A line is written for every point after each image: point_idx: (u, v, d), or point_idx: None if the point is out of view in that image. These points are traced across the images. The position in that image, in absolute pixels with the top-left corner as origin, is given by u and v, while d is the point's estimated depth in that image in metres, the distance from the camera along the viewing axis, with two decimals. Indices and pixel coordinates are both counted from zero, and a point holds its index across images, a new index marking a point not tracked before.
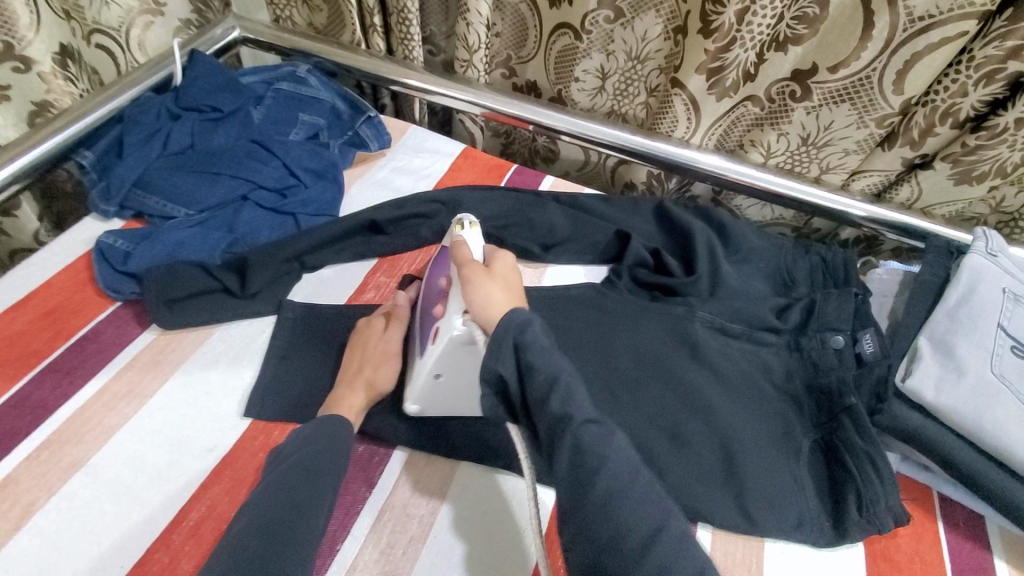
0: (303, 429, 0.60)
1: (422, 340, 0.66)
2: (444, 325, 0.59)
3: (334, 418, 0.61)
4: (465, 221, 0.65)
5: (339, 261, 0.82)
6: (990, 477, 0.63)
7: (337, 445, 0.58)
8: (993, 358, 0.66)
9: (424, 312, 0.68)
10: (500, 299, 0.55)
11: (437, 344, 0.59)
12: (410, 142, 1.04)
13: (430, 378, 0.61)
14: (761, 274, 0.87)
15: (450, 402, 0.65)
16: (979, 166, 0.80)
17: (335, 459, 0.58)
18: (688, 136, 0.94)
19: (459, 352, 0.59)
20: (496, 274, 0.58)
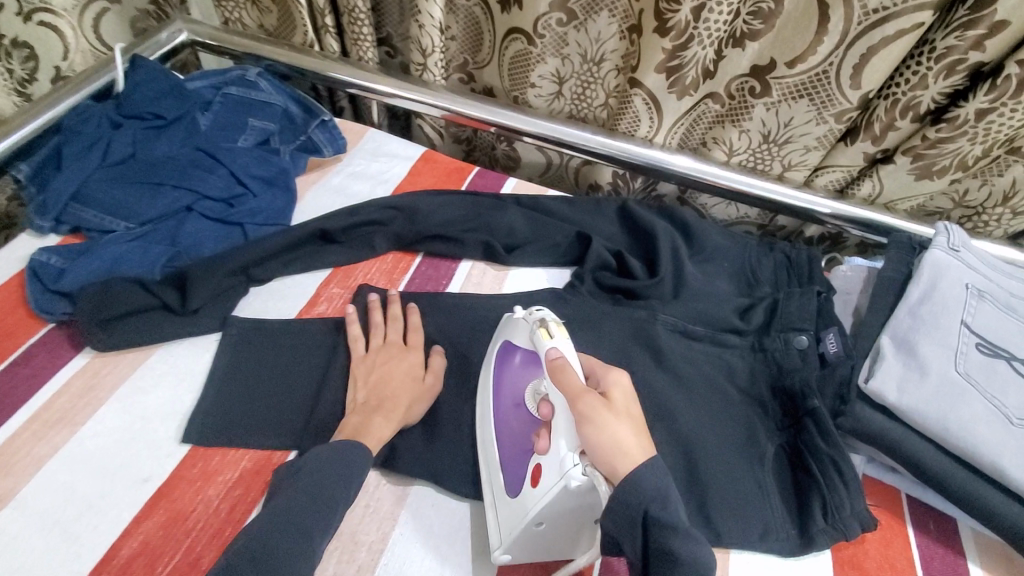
0: (320, 455, 0.56)
1: (512, 476, 0.58)
2: (552, 469, 0.52)
3: (355, 445, 0.57)
4: (546, 321, 0.61)
5: (288, 274, 0.78)
6: (957, 480, 0.61)
7: (351, 472, 0.55)
8: (956, 355, 0.65)
9: (506, 432, 0.62)
10: (630, 443, 0.49)
11: (543, 491, 0.52)
12: (367, 146, 1.00)
13: (531, 527, 0.53)
14: (726, 274, 0.85)
15: (548, 547, 0.57)
16: (939, 160, 0.79)
17: (343, 491, 0.54)
18: (651, 134, 0.92)
19: (571, 500, 0.52)
20: (615, 407, 0.53)
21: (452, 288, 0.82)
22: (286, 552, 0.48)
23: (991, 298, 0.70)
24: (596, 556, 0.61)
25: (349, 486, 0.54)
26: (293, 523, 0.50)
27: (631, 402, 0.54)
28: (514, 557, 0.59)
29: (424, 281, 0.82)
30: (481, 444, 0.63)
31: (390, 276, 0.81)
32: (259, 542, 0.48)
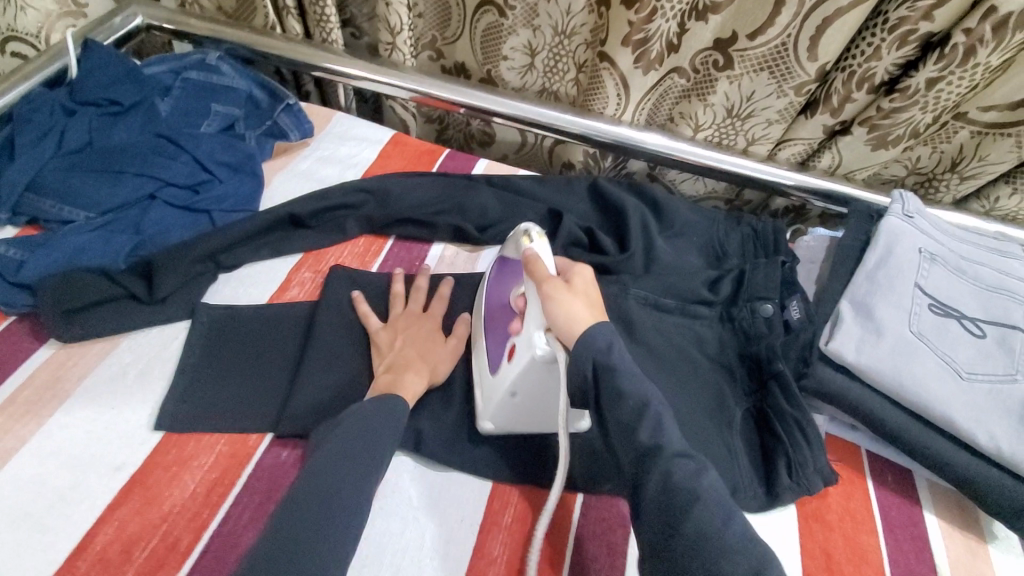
0: (363, 406, 0.58)
1: (495, 357, 0.65)
2: (523, 345, 0.59)
3: (393, 399, 0.59)
4: (531, 229, 0.65)
5: (257, 259, 0.78)
6: (911, 433, 0.64)
7: (391, 425, 0.57)
8: (911, 316, 0.68)
9: (495, 320, 0.69)
10: (586, 317, 0.56)
11: (517, 362, 0.59)
12: (335, 130, 0.99)
13: (507, 397, 0.60)
14: (695, 247, 0.88)
15: (521, 416, 0.63)
16: (894, 130, 0.82)
17: (389, 441, 0.56)
18: (620, 112, 0.93)
19: (539, 371, 0.58)
20: (579, 288, 0.59)
21: (425, 269, 0.82)
22: (346, 497, 0.50)
23: (943, 261, 0.73)
24: (572, 523, 0.61)
25: (392, 438, 0.56)
26: (350, 467, 0.52)
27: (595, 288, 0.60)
28: (493, 526, 0.59)
29: (397, 262, 0.82)
30: (481, 299, 0.72)
31: (362, 258, 0.81)
32: (312, 501, 0.49)
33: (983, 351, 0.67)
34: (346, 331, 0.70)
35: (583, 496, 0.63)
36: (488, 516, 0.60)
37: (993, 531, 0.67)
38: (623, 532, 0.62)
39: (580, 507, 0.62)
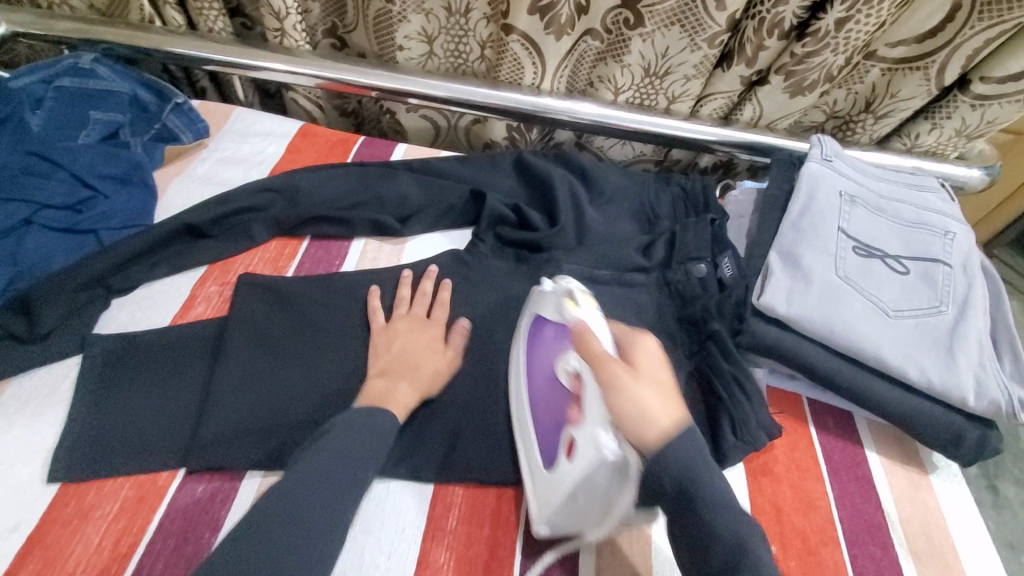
0: (350, 413, 0.55)
1: (547, 452, 0.57)
2: (586, 442, 0.50)
3: (380, 412, 0.55)
4: (576, 291, 0.60)
5: (155, 278, 0.71)
6: (845, 376, 0.65)
7: (375, 439, 0.53)
8: (836, 261, 0.68)
9: (546, 398, 0.59)
10: (658, 412, 0.46)
11: (579, 464, 0.50)
12: (235, 127, 0.91)
13: (566, 499, 0.52)
14: (627, 214, 0.85)
15: (580, 517, 0.53)
16: (808, 75, 0.81)
17: (376, 449, 0.53)
18: (538, 81, 0.90)
19: (603, 477, 0.50)
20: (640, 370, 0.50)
21: (346, 267, 0.76)
22: (331, 509, 0.48)
23: (864, 202, 0.73)
24: (521, 517, 0.58)
25: (381, 446, 0.54)
26: (329, 487, 0.48)
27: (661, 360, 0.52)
28: (437, 531, 0.56)
29: (313, 264, 0.76)
30: (517, 404, 0.62)
31: (276, 264, 0.75)
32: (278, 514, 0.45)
33: (908, 288, 0.68)
34: (263, 345, 0.65)
35: None
36: (432, 522, 0.56)
37: (933, 461, 0.69)
38: None
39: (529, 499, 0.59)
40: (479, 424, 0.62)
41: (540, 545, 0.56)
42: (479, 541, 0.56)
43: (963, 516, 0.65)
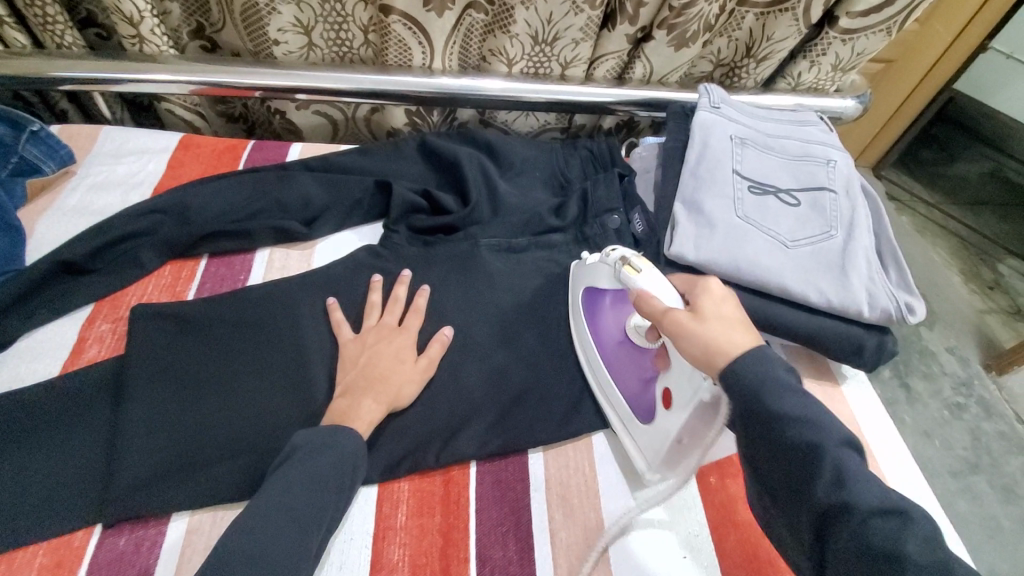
0: (312, 436, 0.53)
1: (637, 405, 0.61)
2: (682, 390, 0.54)
3: (344, 431, 0.53)
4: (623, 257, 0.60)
5: (33, 326, 0.64)
6: (758, 309, 0.68)
7: (341, 461, 0.52)
8: (735, 202, 0.71)
9: (623, 355, 0.65)
10: (729, 345, 0.47)
11: (677, 410, 0.54)
12: (105, 149, 0.83)
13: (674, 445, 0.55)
14: (538, 183, 0.86)
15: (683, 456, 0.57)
16: (688, 27, 0.83)
17: (342, 475, 0.51)
18: (428, 61, 0.87)
19: (704, 417, 0.52)
20: (707, 295, 0.51)
21: (252, 280, 0.72)
22: (296, 540, 0.46)
23: (752, 143, 0.77)
24: (471, 498, 0.58)
25: (346, 470, 0.51)
26: (292, 518, 0.47)
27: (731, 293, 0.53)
28: (387, 531, 0.54)
29: (215, 282, 0.71)
30: (587, 362, 0.66)
31: (173, 289, 0.70)
32: (248, 548, 0.44)
33: (801, 218, 0.73)
34: (174, 379, 0.61)
35: (477, 466, 0.60)
36: (381, 522, 0.55)
37: (842, 372, 0.76)
38: (525, 485, 0.59)
39: (476, 479, 0.59)
40: (417, 415, 0.61)
41: (495, 523, 0.56)
42: (433, 532, 0.55)
43: (871, 417, 0.72)
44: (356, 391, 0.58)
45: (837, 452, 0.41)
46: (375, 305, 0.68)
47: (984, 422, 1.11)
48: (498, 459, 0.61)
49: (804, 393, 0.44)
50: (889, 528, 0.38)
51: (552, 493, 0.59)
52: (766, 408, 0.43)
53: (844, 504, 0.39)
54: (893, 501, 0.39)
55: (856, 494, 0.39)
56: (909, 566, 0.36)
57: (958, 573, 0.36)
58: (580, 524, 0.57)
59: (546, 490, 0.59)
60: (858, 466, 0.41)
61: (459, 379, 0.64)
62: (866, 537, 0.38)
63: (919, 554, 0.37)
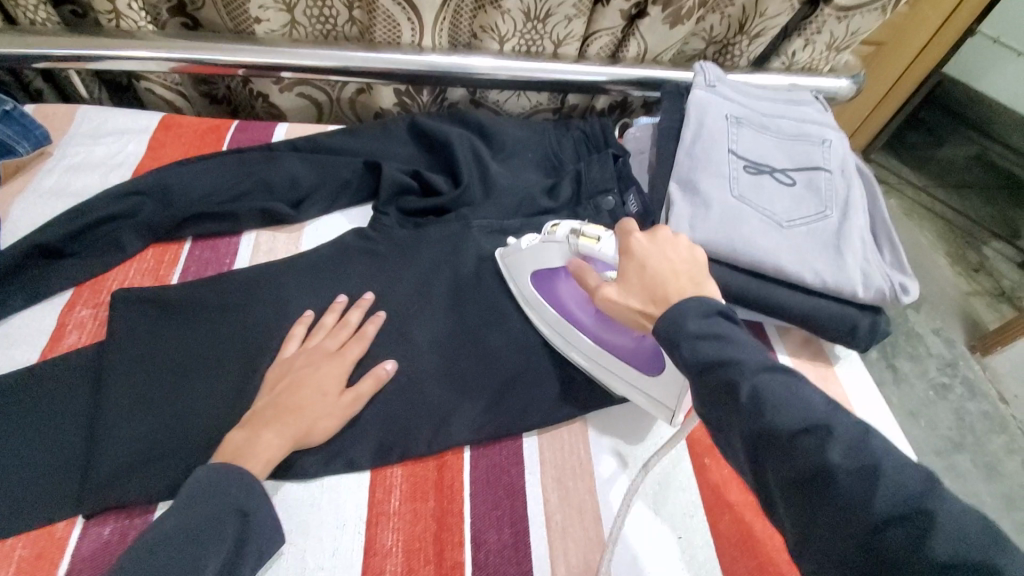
0: (212, 474, 0.48)
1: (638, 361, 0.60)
2: None
3: (242, 474, 0.49)
4: (570, 232, 0.60)
5: (9, 312, 0.62)
6: (752, 290, 0.68)
7: (229, 509, 0.47)
8: (730, 182, 0.70)
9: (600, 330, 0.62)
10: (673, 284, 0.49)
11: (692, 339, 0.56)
12: (82, 128, 0.80)
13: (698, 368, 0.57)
14: (531, 164, 0.85)
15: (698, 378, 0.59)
16: (684, 3, 0.81)
17: (230, 523, 0.46)
18: (417, 38, 0.85)
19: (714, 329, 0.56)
20: (633, 256, 0.53)
21: (239, 264, 0.70)
22: None
23: (749, 122, 0.76)
24: (465, 482, 0.57)
25: (232, 521, 0.46)
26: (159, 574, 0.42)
27: (676, 238, 0.53)
28: (380, 516, 0.54)
29: (201, 266, 0.69)
30: (568, 352, 0.64)
31: (156, 274, 0.68)
32: None
33: (797, 198, 0.72)
34: (160, 364, 0.59)
35: (472, 450, 0.59)
36: (373, 507, 0.54)
37: (835, 352, 0.76)
38: (520, 468, 0.59)
39: (470, 464, 0.58)
40: (410, 399, 0.60)
41: (490, 507, 0.55)
42: (427, 517, 0.54)
43: (865, 399, 0.72)
44: (260, 422, 0.53)
45: (751, 377, 0.41)
46: (323, 325, 0.63)
47: (967, 402, 1.13)
48: (493, 443, 0.60)
49: (714, 327, 0.44)
50: (813, 445, 0.37)
51: (546, 476, 0.58)
52: (680, 356, 0.44)
53: (762, 433, 0.39)
54: (813, 413, 0.39)
55: (773, 416, 0.39)
56: (836, 476, 0.36)
57: (881, 470, 0.35)
58: (574, 506, 0.57)
59: (541, 472, 0.59)
60: (780, 385, 0.40)
61: (452, 362, 0.63)
62: (791, 459, 0.37)
63: (843, 461, 0.36)
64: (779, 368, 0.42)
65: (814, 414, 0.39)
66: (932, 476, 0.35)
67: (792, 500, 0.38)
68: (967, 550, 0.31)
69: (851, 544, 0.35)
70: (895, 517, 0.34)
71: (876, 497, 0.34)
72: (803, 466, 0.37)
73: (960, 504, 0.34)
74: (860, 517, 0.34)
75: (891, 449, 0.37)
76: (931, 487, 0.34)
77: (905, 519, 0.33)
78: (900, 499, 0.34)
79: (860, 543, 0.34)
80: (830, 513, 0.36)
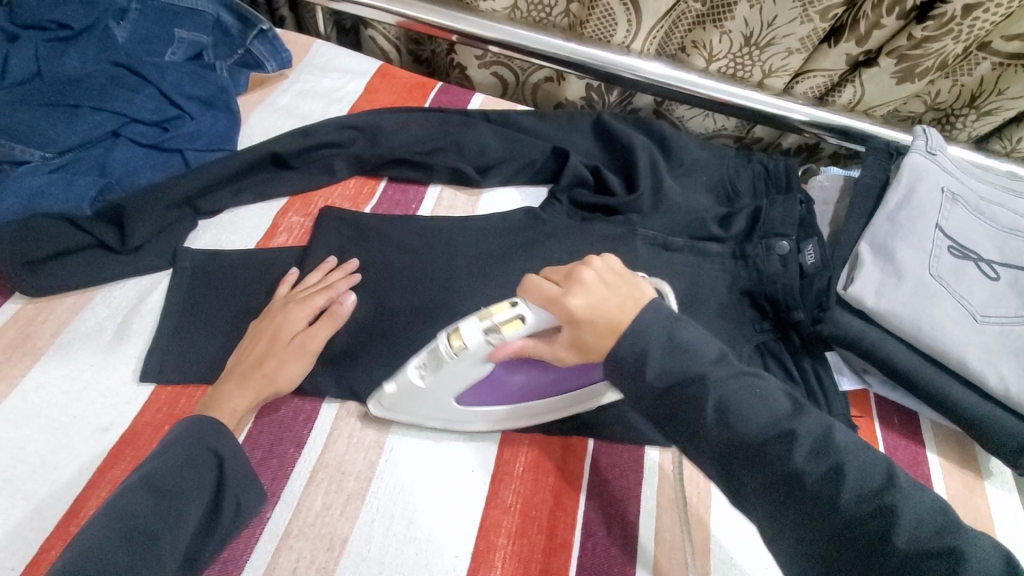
0: (183, 430, 0.50)
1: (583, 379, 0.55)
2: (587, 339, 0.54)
3: (204, 421, 0.51)
4: (485, 338, 0.49)
5: (240, 203, 0.72)
6: (922, 376, 0.64)
7: (194, 459, 0.48)
8: (930, 259, 0.66)
9: (554, 376, 0.55)
10: (613, 311, 0.47)
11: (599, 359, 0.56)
12: (315, 61, 0.90)
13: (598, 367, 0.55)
14: (704, 187, 0.84)
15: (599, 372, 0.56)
16: (923, 61, 0.76)
17: (201, 471, 0.48)
18: (629, 40, 0.86)
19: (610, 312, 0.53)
20: (580, 323, 0.47)
21: (422, 212, 0.76)
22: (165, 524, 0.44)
23: (964, 201, 0.70)
24: (585, 472, 0.58)
25: (199, 458, 0.48)
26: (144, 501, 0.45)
27: (601, 270, 0.49)
28: (504, 475, 0.57)
29: (391, 205, 0.76)
30: (527, 416, 0.58)
31: (355, 201, 0.75)
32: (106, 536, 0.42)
33: (999, 294, 0.66)
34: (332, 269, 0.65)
35: (595, 443, 0.60)
36: (500, 466, 0.57)
37: (989, 468, 0.69)
38: (637, 476, 0.58)
39: (591, 456, 0.59)
40: None
41: (604, 500, 0.57)
42: (545, 491, 0.56)
43: (1014, 527, 0.65)
44: (230, 385, 0.55)
45: (721, 394, 0.45)
46: (305, 283, 0.64)
47: None
48: (615, 444, 0.60)
49: (675, 341, 0.47)
50: (783, 452, 0.44)
51: (661, 495, 0.58)
52: (650, 380, 0.46)
53: (740, 444, 0.45)
54: (780, 422, 0.45)
55: (748, 427, 0.45)
56: (803, 478, 0.43)
57: (845, 464, 0.44)
58: (686, 530, 0.56)
59: (658, 489, 0.58)
60: (750, 394, 0.46)
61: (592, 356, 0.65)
62: (765, 464, 0.44)
63: (808, 465, 0.44)
64: (738, 372, 0.47)
65: (772, 415, 0.46)
66: (891, 472, 0.44)
67: (764, 495, 0.45)
68: (922, 535, 0.41)
69: (822, 530, 0.43)
70: (858, 508, 0.42)
71: (842, 493, 0.43)
72: (791, 470, 0.44)
73: (908, 487, 0.43)
74: (847, 516, 0.42)
75: (847, 439, 0.46)
76: (882, 475, 0.44)
77: (870, 511, 0.42)
78: (860, 493, 0.43)
79: (834, 528, 0.43)
80: (804, 514, 0.43)
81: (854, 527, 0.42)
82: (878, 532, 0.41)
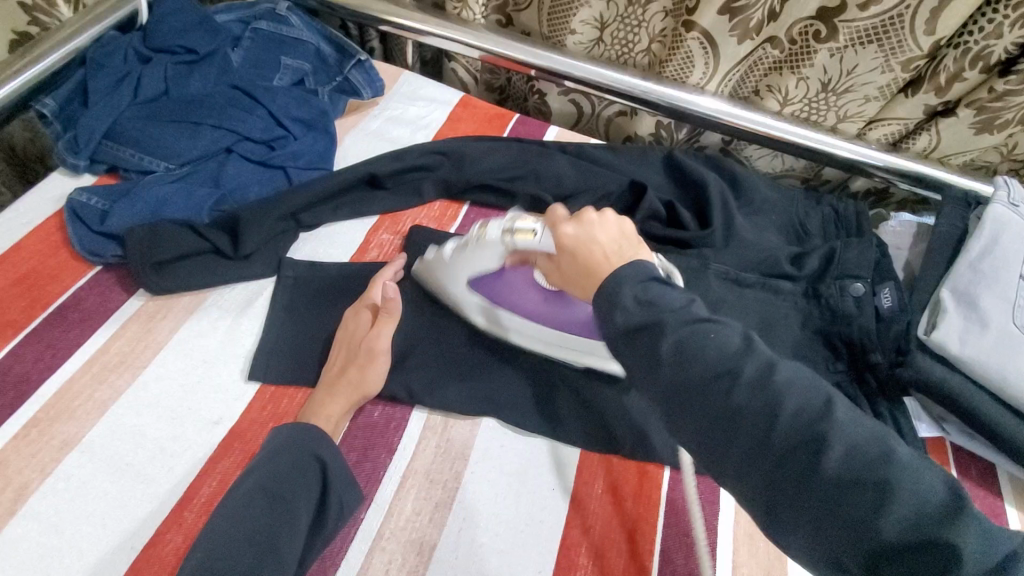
0: (287, 436, 0.53)
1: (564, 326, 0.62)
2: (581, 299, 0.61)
3: (307, 430, 0.53)
4: (502, 234, 0.55)
5: (337, 219, 0.76)
6: (1005, 426, 0.63)
7: (302, 467, 0.51)
8: (1015, 310, 0.66)
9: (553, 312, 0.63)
10: (598, 253, 0.49)
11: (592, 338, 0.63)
12: (403, 89, 0.96)
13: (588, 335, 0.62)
14: (774, 226, 0.85)
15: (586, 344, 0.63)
16: (1003, 114, 0.77)
17: (308, 479, 0.51)
18: (703, 82, 0.89)
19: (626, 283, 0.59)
20: (565, 251, 0.50)
21: None
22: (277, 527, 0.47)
23: None
24: (662, 499, 0.59)
25: (305, 469, 0.51)
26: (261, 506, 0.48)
27: (608, 217, 0.50)
28: (584, 496, 0.58)
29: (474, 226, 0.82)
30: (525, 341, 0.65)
31: (440, 222, 0.80)
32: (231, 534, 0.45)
33: None
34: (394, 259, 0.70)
35: (671, 471, 0.61)
36: (580, 487, 0.59)
37: None
38: (714, 507, 0.59)
39: (668, 483, 0.60)
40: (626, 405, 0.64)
41: (681, 528, 0.57)
42: (624, 514, 0.57)
43: None
44: (328, 391, 0.59)
45: (676, 334, 0.42)
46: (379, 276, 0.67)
47: None
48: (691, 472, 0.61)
49: (648, 292, 0.45)
50: (725, 389, 0.41)
51: (738, 526, 0.58)
52: (618, 323, 0.44)
53: (683, 384, 0.42)
54: (727, 359, 0.42)
55: (694, 367, 0.42)
56: (742, 415, 0.40)
57: (782, 398, 0.40)
58: (763, 565, 0.56)
59: (734, 521, 0.59)
60: (702, 339, 0.42)
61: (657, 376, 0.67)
62: (706, 401, 0.41)
63: (747, 401, 0.40)
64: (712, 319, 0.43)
65: (721, 353, 0.42)
66: (829, 403, 0.40)
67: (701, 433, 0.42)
68: (859, 466, 0.38)
69: (757, 465, 0.40)
70: (785, 439, 0.39)
71: (777, 424, 0.39)
72: (734, 408, 0.40)
73: (846, 420, 0.40)
74: (787, 447, 0.39)
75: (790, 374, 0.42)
76: (820, 404, 0.40)
77: (802, 444, 0.39)
78: (799, 423, 0.39)
79: (773, 461, 0.39)
80: (740, 451, 0.40)
81: (793, 462, 0.39)
82: (814, 459, 0.38)
